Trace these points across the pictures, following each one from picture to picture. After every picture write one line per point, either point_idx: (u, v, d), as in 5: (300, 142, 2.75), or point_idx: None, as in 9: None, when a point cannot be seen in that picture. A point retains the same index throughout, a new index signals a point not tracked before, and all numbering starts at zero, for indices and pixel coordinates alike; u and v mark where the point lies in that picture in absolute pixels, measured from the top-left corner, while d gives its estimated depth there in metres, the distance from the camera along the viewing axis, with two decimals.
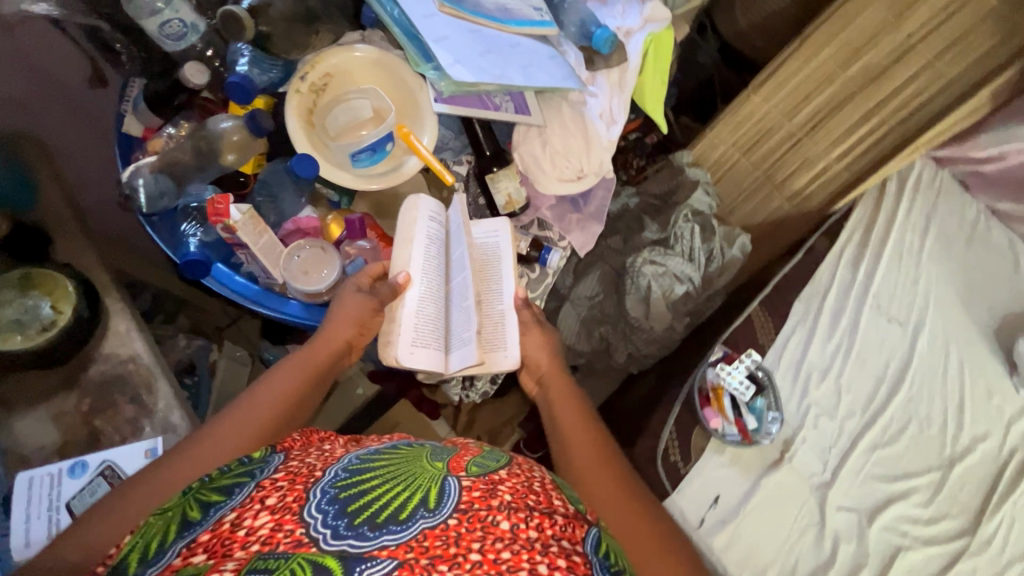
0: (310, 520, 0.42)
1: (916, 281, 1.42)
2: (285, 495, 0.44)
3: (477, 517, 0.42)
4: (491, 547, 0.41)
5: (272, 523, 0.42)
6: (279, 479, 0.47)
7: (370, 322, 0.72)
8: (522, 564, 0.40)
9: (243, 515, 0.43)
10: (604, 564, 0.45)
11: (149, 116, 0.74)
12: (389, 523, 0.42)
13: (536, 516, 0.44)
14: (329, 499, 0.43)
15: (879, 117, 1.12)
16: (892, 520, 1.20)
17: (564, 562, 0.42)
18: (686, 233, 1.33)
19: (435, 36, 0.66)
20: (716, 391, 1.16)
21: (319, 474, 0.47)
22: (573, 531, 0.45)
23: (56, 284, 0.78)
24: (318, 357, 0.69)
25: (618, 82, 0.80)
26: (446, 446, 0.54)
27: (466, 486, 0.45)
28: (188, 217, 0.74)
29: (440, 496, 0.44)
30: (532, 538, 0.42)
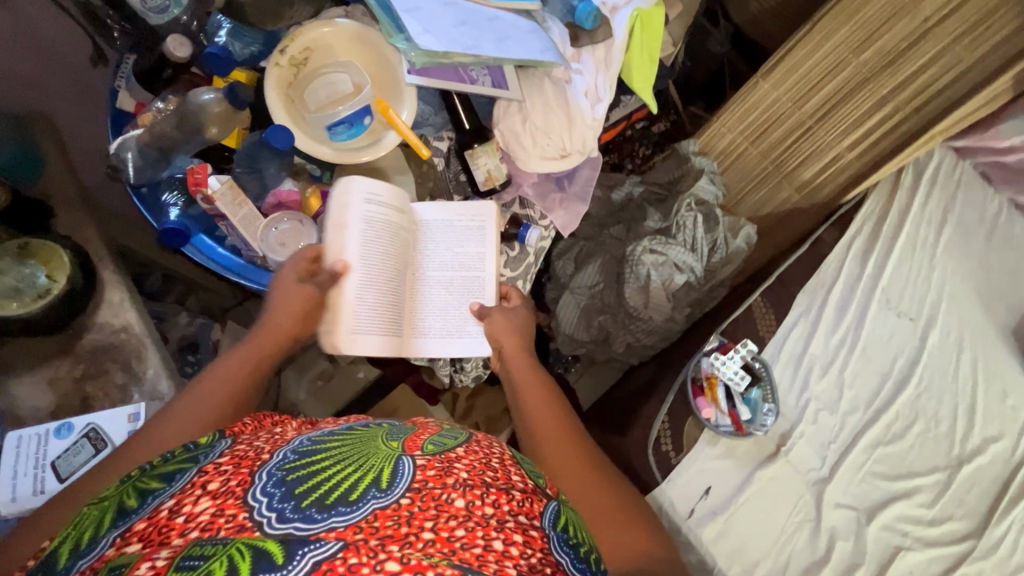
0: (254, 504, 0.39)
1: (929, 275, 1.36)
2: (228, 480, 0.42)
3: (431, 495, 0.40)
4: (445, 525, 0.39)
5: (212, 509, 0.39)
6: (223, 463, 0.44)
7: (305, 311, 0.71)
8: (477, 541, 0.39)
9: (181, 502, 0.41)
10: (562, 538, 0.44)
11: (140, 91, 0.76)
12: (339, 505, 0.39)
13: (492, 493, 0.42)
14: (275, 481, 0.41)
15: (894, 104, 1.07)
16: (892, 519, 1.16)
17: (522, 536, 0.41)
18: (688, 222, 1.30)
19: (406, 7, 0.66)
20: (710, 381, 1.15)
21: (265, 457, 0.44)
22: (530, 505, 0.44)
23: (52, 254, 0.81)
24: (261, 348, 0.69)
25: (604, 60, 0.79)
26: (404, 426, 0.52)
27: (420, 465, 0.43)
28: (171, 186, 0.76)
29: (393, 476, 0.42)
30: (487, 515, 0.40)
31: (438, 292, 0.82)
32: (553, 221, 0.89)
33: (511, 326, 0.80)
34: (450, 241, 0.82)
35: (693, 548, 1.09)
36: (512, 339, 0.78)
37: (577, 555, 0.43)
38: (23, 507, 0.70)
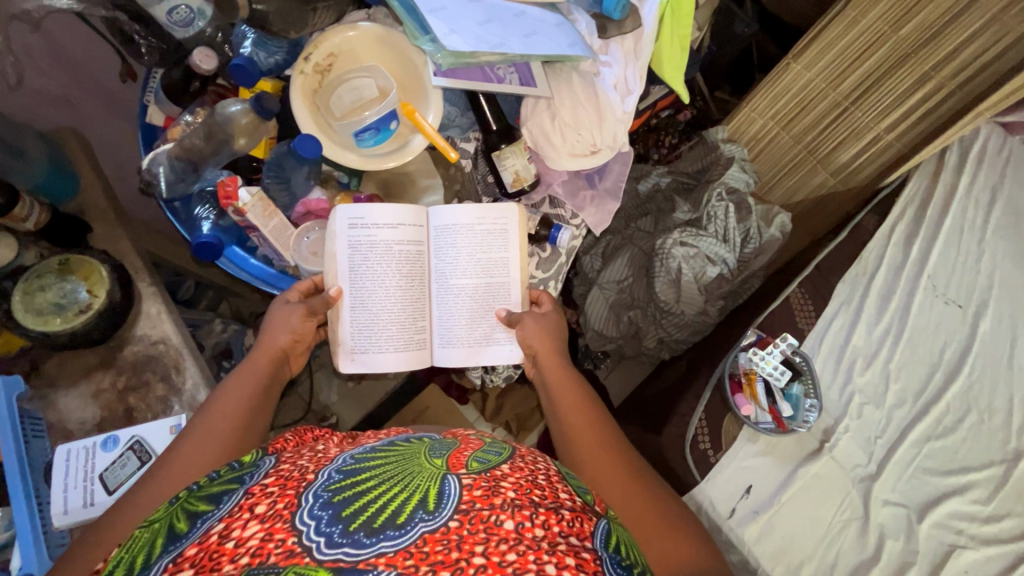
0: (302, 528, 0.38)
1: (979, 259, 1.29)
2: (275, 503, 0.40)
3: (479, 517, 0.39)
4: (496, 549, 0.37)
5: (262, 533, 0.38)
6: (269, 485, 0.43)
7: (302, 327, 0.72)
8: (529, 566, 0.36)
9: (229, 526, 0.39)
10: (616, 559, 0.41)
11: (169, 105, 0.76)
12: (387, 529, 0.39)
13: (541, 513, 0.40)
14: (322, 503, 0.40)
15: (937, 81, 1.01)
16: (945, 517, 1.11)
17: (574, 560, 0.38)
18: (720, 212, 1.26)
19: (431, 7, 0.63)
20: (748, 376, 1.11)
21: (311, 477, 0.43)
22: (581, 525, 0.42)
23: (92, 270, 0.82)
24: (268, 361, 0.70)
25: (633, 49, 0.76)
26: (446, 440, 0.51)
27: (467, 484, 0.42)
28: (203, 201, 0.77)
29: (440, 496, 0.41)
30: (539, 537, 0.38)
31: (456, 298, 0.80)
32: (584, 219, 0.87)
33: (542, 330, 0.78)
34: (468, 247, 0.79)
35: (734, 549, 1.06)
36: (547, 343, 0.77)
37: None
38: (73, 519, 0.72)
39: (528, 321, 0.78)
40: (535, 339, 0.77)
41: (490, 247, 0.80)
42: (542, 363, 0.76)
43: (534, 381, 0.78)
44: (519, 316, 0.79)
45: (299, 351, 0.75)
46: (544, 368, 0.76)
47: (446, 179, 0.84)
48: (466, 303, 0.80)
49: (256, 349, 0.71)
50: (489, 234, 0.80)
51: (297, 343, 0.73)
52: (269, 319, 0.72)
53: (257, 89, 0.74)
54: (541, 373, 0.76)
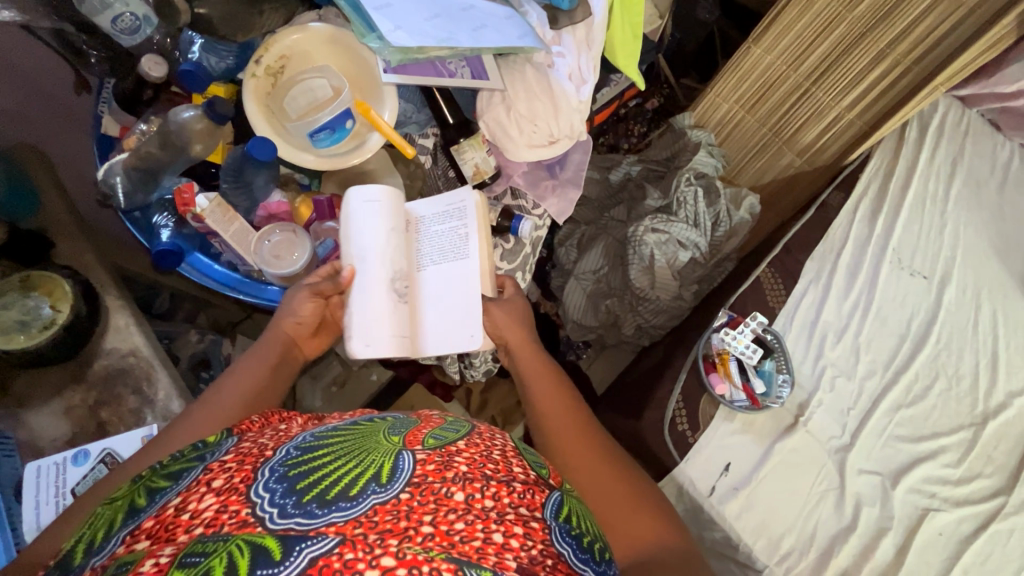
0: (256, 500, 0.39)
1: (942, 230, 1.33)
2: (232, 477, 0.41)
3: (431, 489, 0.40)
4: (444, 518, 0.38)
5: (217, 505, 0.39)
6: (228, 461, 0.43)
7: (310, 312, 0.72)
8: (477, 534, 0.38)
9: (187, 499, 0.40)
10: (565, 529, 0.43)
11: (123, 114, 0.76)
12: (339, 500, 0.39)
13: (493, 486, 0.42)
14: (278, 477, 0.40)
15: (892, 58, 1.03)
16: (919, 482, 1.15)
17: (522, 528, 0.40)
18: (689, 198, 1.27)
19: (377, 5, 0.63)
20: (721, 356, 1.13)
21: (269, 453, 0.44)
22: (532, 497, 0.44)
23: (54, 285, 0.81)
24: (279, 346, 0.70)
25: (585, 40, 0.77)
26: (408, 420, 0.52)
27: (420, 459, 0.43)
28: (161, 209, 0.76)
29: (393, 471, 0.41)
30: (487, 508, 0.40)
31: (433, 284, 0.79)
32: (546, 210, 0.88)
33: (517, 321, 0.79)
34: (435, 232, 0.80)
35: (717, 525, 1.08)
36: (520, 334, 0.78)
37: (580, 546, 0.43)
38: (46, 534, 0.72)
39: (502, 311, 0.78)
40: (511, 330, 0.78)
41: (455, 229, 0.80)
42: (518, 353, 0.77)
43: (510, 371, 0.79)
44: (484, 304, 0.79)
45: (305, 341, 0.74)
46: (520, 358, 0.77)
47: (406, 175, 0.84)
48: (451, 288, 0.79)
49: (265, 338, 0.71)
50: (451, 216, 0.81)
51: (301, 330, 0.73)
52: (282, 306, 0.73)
53: (210, 94, 0.74)
54: (517, 365, 0.77)
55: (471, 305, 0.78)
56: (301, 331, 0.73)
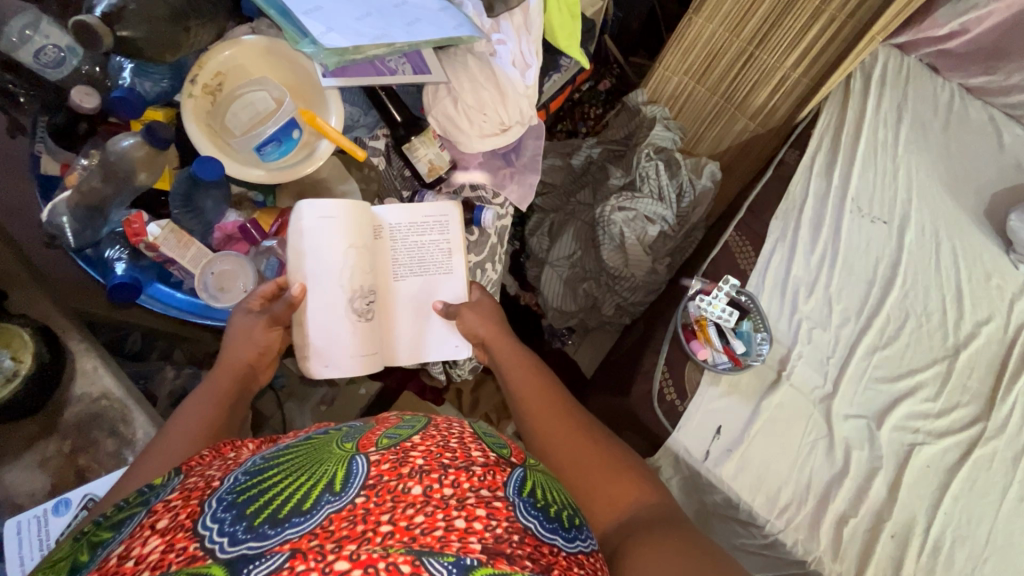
0: (204, 533, 0.38)
1: (896, 175, 1.37)
2: (177, 515, 0.40)
3: (386, 488, 0.40)
4: (403, 514, 0.38)
5: (162, 546, 0.38)
6: (173, 499, 0.42)
7: (266, 340, 0.71)
8: (438, 523, 0.38)
9: (130, 546, 0.39)
10: (529, 502, 0.44)
11: (60, 151, 0.73)
12: (292, 517, 0.39)
13: (450, 473, 0.42)
14: (225, 506, 0.40)
15: (829, 13, 1.06)
16: (902, 419, 1.18)
17: (485, 510, 0.41)
18: (651, 172, 1.28)
19: (305, 9, 0.62)
20: (700, 323, 1.14)
21: (216, 484, 0.43)
22: (493, 478, 0.44)
23: (12, 335, 0.79)
24: (235, 377, 0.69)
25: (523, 24, 0.77)
26: (364, 425, 0.52)
27: (374, 461, 0.43)
28: (113, 242, 0.74)
29: (347, 477, 0.42)
30: (446, 496, 0.40)
31: (400, 298, 0.80)
32: (507, 197, 0.89)
33: (484, 315, 0.80)
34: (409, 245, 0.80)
35: (714, 488, 1.10)
36: (491, 329, 0.79)
37: (546, 516, 0.44)
38: None
39: (469, 309, 0.80)
40: (478, 325, 0.79)
41: (434, 240, 0.81)
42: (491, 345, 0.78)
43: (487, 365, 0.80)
44: (458, 307, 0.81)
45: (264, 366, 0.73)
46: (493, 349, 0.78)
47: (361, 181, 0.83)
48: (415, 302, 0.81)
49: (220, 367, 0.69)
50: (428, 226, 0.81)
51: (260, 359, 0.72)
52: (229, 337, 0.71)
53: (147, 119, 0.72)
54: (492, 357, 0.78)
55: (435, 319, 0.82)
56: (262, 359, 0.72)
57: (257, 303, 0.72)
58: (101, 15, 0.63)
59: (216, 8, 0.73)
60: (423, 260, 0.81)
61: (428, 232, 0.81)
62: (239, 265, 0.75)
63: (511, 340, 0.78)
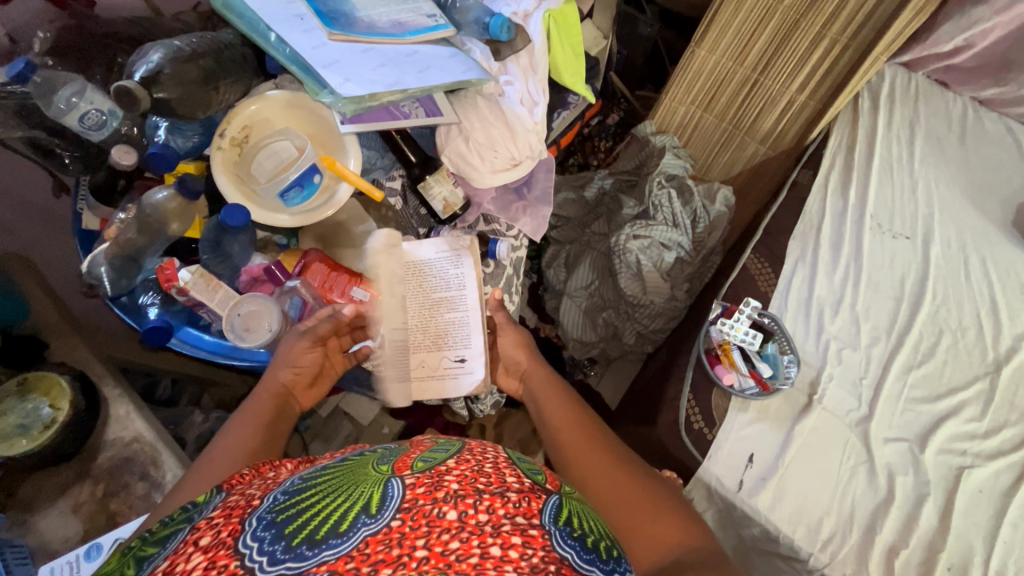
0: (245, 551, 0.39)
1: (914, 189, 1.36)
2: (219, 532, 0.41)
3: (422, 512, 0.40)
4: (438, 539, 0.39)
5: (205, 562, 0.38)
6: (215, 516, 0.43)
7: (308, 360, 0.71)
8: (473, 551, 0.38)
9: (174, 562, 0.39)
10: (566, 532, 0.43)
11: (99, 207, 0.79)
12: (329, 538, 0.39)
13: (485, 499, 0.42)
14: (265, 524, 0.40)
15: (830, 38, 1.10)
16: (947, 441, 1.12)
17: (520, 538, 0.40)
18: (663, 200, 1.30)
19: (324, 62, 0.66)
20: (723, 348, 1.12)
21: (255, 503, 0.44)
22: (528, 504, 0.43)
23: (52, 384, 0.82)
24: (274, 399, 0.66)
25: (529, 65, 0.81)
26: (400, 447, 0.52)
27: (409, 484, 0.43)
28: (147, 289, 0.78)
29: (382, 499, 0.42)
30: (482, 522, 0.40)
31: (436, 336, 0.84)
32: (520, 229, 0.91)
33: (520, 343, 0.80)
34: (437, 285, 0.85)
35: (751, 520, 1.05)
36: (530, 358, 0.79)
37: (583, 546, 0.42)
38: None
39: (504, 339, 0.80)
40: (516, 352, 0.79)
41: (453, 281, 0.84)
42: (529, 375, 0.77)
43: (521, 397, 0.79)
44: (495, 325, 0.81)
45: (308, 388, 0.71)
46: (530, 382, 0.76)
47: (379, 220, 0.86)
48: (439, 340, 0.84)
49: (268, 382, 0.68)
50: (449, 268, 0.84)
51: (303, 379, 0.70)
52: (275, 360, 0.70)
53: (179, 171, 0.76)
54: (527, 387, 0.77)
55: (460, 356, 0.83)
56: (302, 378, 0.70)
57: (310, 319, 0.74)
58: (140, 79, 0.67)
59: (242, 68, 0.78)
60: (445, 299, 0.84)
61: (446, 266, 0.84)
62: (265, 307, 0.75)
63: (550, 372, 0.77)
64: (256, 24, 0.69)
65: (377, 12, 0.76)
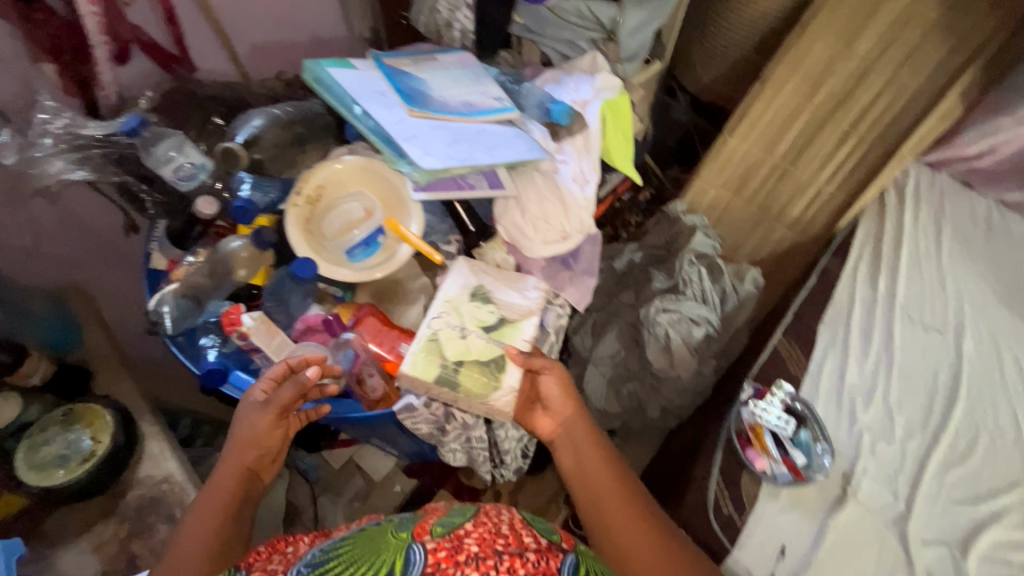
0: None
1: (943, 284, 1.37)
2: None
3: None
4: None
5: None
6: None
7: (268, 440, 0.73)
8: None
9: None
10: None
11: (171, 250, 0.83)
12: None
13: (506, 559, 0.43)
14: None
15: (855, 136, 1.23)
16: (991, 549, 1.06)
17: None
18: (694, 276, 1.32)
19: (407, 136, 0.72)
20: (755, 431, 1.10)
21: None
22: (546, 564, 0.44)
23: (96, 416, 0.84)
24: (234, 479, 0.70)
25: (584, 147, 0.87)
26: (416, 515, 0.54)
27: (430, 549, 0.44)
28: (207, 331, 0.81)
29: (404, 566, 0.43)
30: None
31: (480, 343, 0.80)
32: (566, 298, 0.91)
33: (565, 387, 0.77)
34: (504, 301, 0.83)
35: None
36: (573, 411, 0.76)
37: None
38: None
39: (549, 378, 0.77)
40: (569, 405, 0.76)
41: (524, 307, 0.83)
42: (571, 430, 0.75)
43: (556, 445, 0.77)
44: (546, 365, 0.77)
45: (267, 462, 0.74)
46: (573, 437, 0.75)
47: (433, 280, 0.88)
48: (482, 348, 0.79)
49: (226, 463, 0.71)
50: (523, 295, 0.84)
51: (262, 458, 0.73)
52: (238, 426, 0.72)
53: (256, 225, 0.80)
54: (565, 440, 0.76)
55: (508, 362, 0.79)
56: (262, 458, 0.73)
57: (266, 385, 0.73)
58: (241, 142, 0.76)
59: (327, 134, 0.87)
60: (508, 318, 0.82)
61: (529, 300, 0.83)
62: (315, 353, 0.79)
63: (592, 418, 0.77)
64: (343, 97, 0.76)
65: (448, 88, 0.84)
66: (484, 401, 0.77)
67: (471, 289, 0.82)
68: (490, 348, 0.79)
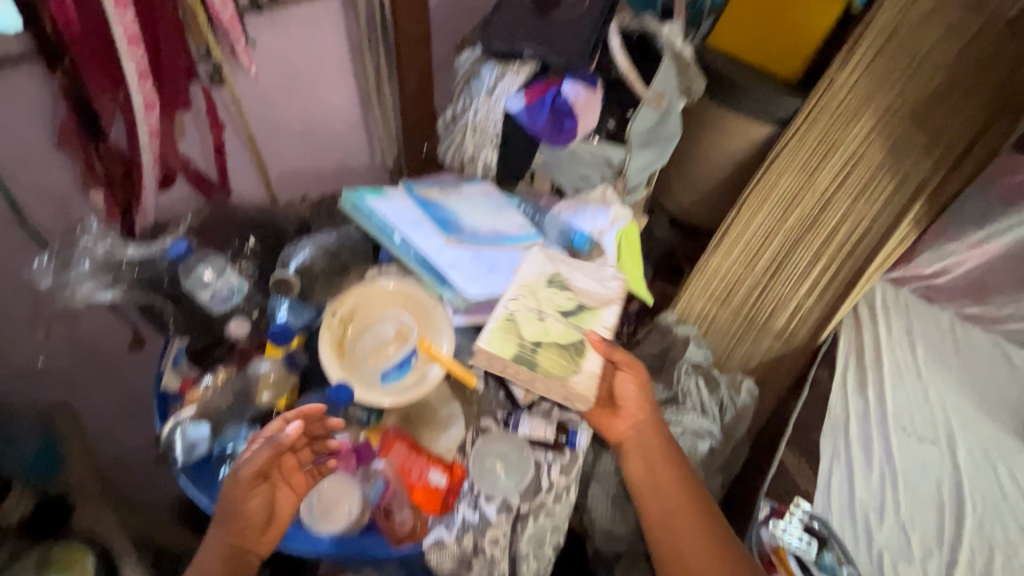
0: None
1: (926, 395, 1.40)
2: None
3: None
4: None
5: None
6: None
7: (251, 505, 0.73)
8: None
9: None
10: None
11: (187, 369, 0.82)
12: None
13: None
14: None
15: (828, 256, 1.32)
16: None
17: None
18: (692, 387, 1.31)
19: (449, 265, 0.82)
20: (779, 554, 1.03)
21: None
22: None
23: None
24: (226, 542, 0.73)
25: (602, 271, 0.91)
26: None
27: None
28: (222, 461, 0.78)
29: None
30: None
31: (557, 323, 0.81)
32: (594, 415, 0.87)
33: (639, 387, 0.84)
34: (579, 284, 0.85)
35: None
36: (646, 414, 0.85)
37: None
38: None
39: (625, 375, 0.84)
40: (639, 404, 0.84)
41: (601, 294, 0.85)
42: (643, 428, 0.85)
43: (623, 443, 0.85)
44: (625, 363, 0.82)
45: (261, 525, 0.75)
46: (642, 441, 0.85)
47: (465, 403, 0.86)
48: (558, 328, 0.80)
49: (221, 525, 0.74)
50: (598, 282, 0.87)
51: (252, 525, 0.74)
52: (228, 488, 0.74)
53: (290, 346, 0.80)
54: (637, 443, 0.85)
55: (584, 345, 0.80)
56: (251, 527, 0.74)
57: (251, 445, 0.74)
58: (293, 270, 0.82)
59: (361, 256, 0.89)
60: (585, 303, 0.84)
61: (608, 290, 0.85)
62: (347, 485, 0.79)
63: (659, 427, 0.86)
64: (383, 226, 0.84)
65: (479, 217, 0.90)
66: (564, 384, 0.77)
67: (548, 276, 0.84)
68: (570, 332, 0.80)
